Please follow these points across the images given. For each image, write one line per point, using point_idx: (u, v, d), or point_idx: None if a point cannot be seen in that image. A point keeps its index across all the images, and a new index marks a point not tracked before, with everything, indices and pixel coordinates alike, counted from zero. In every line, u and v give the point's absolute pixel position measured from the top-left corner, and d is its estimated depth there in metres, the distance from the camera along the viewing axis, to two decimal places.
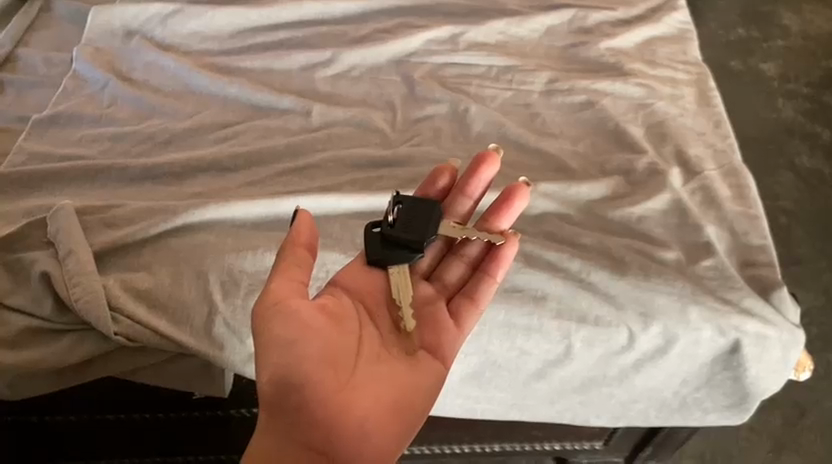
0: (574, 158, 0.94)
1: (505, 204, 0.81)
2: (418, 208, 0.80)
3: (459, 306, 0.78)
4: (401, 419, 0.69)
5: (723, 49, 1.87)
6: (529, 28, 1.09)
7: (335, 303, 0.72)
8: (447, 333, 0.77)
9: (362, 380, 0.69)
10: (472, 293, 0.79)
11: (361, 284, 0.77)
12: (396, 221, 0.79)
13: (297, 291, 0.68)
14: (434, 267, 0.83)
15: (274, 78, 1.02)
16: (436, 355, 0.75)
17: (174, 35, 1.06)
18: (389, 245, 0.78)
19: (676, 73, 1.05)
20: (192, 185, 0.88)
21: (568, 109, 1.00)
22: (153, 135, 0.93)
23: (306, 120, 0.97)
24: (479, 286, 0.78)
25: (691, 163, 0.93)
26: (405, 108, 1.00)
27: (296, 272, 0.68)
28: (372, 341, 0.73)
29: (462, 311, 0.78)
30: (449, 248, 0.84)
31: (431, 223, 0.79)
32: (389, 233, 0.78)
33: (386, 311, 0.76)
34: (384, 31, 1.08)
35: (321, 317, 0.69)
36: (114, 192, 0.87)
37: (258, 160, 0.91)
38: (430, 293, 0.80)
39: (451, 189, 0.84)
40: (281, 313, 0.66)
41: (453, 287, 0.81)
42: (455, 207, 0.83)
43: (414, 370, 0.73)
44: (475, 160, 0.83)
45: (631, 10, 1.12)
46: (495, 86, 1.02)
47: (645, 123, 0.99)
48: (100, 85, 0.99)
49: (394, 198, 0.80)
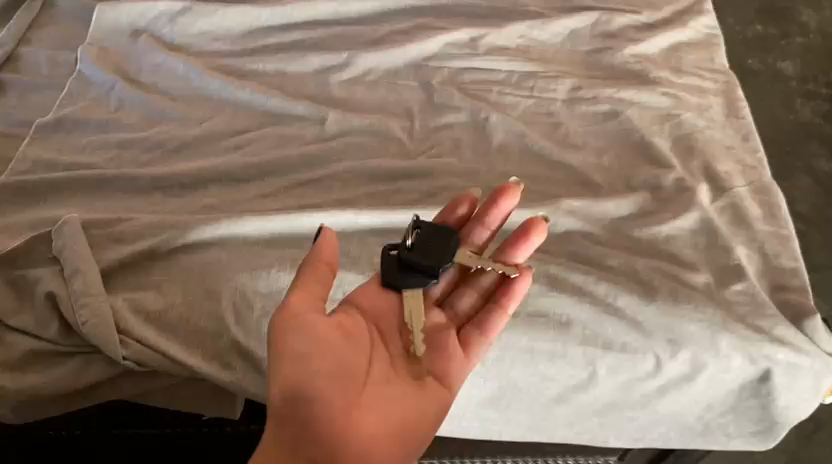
0: (598, 172, 0.91)
1: (523, 238, 0.77)
2: (438, 233, 0.77)
3: (469, 335, 0.76)
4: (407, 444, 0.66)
5: (741, 46, 1.83)
6: (552, 32, 1.05)
7: (349, 322, 0.69)
8: (456, 360, 0.74)
9: (370, 400, 0.65)
10: (483, 323, 0.76)
11: (374, 306, 0.74)
12: (414, 245, 0.76)
13: (315, 307, 0.65)
14: (446, 294, 0.81)
15: (288, 82, 0.98)
16: (445, 378, 0.72)
17: (184, 34, 1.02)
18: (406, 269, 0.76)
19: (703, 81, 1.01)
20: (204, 196, 0.85)
21: (592, 119, 0.97)
22: (163, 142, 0.89)
23: (321, 128, 0.93)
24: (490, 317, 0.76)
25: (721, 180, 0.90)
26: (423, 115, 0.96)
27: (316, 288, 0.66)
28: (381, 364, 0.69)
29: (473, 340, 0.75)
30: (463, 277, 0.81)
31: (450, 250, 0.76)
32: (406, 257, 0.75)
33: (396, 337, 0.73)
34: (400, 33, 1.04)
35: (336, 333, 0.66)
36: (122, 205, 0.83)
37: (272, 171, 0.87)
38: (440, 321, 0.78)
39: (470, 219, 0.81)
40: (299, 322, 0.63)
41: (464, 316, 0.79)
42: (472, 237, 0.80)
43: (422, 393, 0.69)
44: (495, 192, 0.80)
45: (657, 14, 1.08)
46: (516, 93, 0.99)
47: (672, 135, 0.95)
48: (107, 88, 0.95)
49: (414, 221, 0.77)
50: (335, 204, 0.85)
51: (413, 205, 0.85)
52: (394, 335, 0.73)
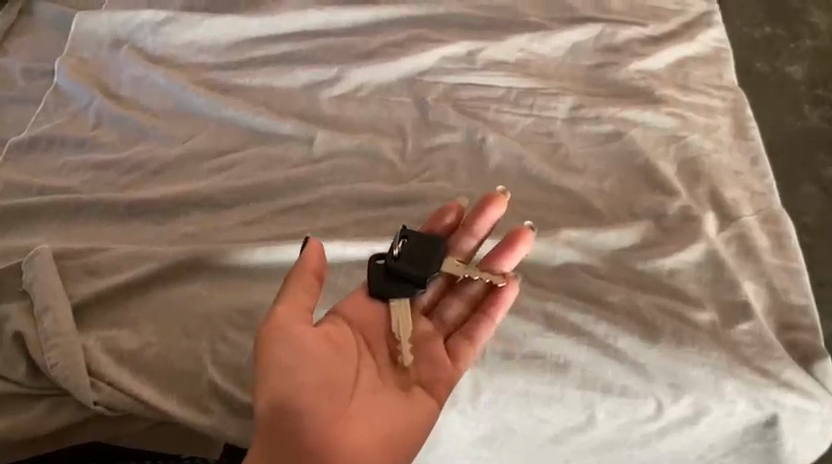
0: (599, 197, 0.87)
1: (509, 247, 0.75)
2: (425, 242, 0.74)
3: (457, 346, 0.72)
4: (396, 454, 0.64)
5: (749, 48, 1.73)
6: (553, 45, 1.00)
7: (338, 332, 0.68)
8: (444, 369, 0.71)
9: (358, 410, 0.64)
10: (471, 332, 0.73)
11: (363, 315, 0.71)
12: (401, 254, 0.73)
13: (300, 317, 0.64)
14: (432, 304, 0.77)
15: (275, 98, 0.94)
16: (435, 388, 0.69)
17: (167, 46, 0.97)
18: (392, 279, 0.72)
19: (711, 99, 0.97)
20: (184, 223, 0.81)
21: (594, 140, 0.92)
22: (142, 164, 0.85)
23: (310, 148, 0.89)
24: (478, 326, 0.73)
25: (728, 208, 0.85)
26: (417, 135, 0.91)
27: (301, 297, 0.65)
28: (371, 373, 0.68)
29: (460, 350, 0.72)
30: (450, 286, 0.77)
31: (438, 259, 0.73)
32: (393, 266, 0.72)
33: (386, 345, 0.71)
34: (394, 45, 0.99)
35: (322, 343, 0.65)
36: (98, 232, 0.79)
37: (257, 195, 0.83)
38: (428, 330, 0.74)
39: (457, 226, 0.77)
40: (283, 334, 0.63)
41: (452, 325, 0.75)
42: (459, 246, 0.77)
43: (412, 402, 0.67)
44: (483, 200, 0.77)
45: (663, 27, 1.03)
46: (514, 112, 0.94)
47: (678, 158, 0.90)
48: (85, 104, 0.90)
49: (401, 230, 0.74)
50: (322, 233, 0.81)
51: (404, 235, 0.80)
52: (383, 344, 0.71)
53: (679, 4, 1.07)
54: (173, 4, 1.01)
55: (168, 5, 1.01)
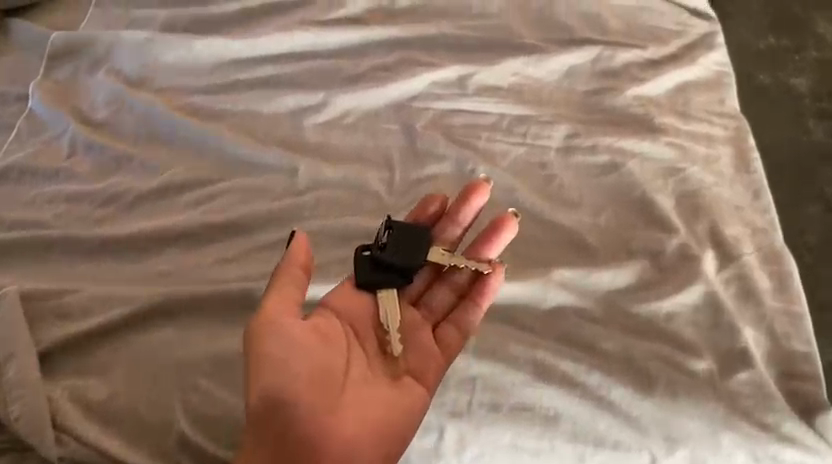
0: (594, 233, 0.83)
1: (493, 234, 0.77)
2: (410, 233, 0.77)
3: (445, 332, 0.74)
4: (387, 437, 0.65)
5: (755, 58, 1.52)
6: (548, 69, 0.96)
7: (327, 325, 0.70)
8: (432, 357, 0.72)
9: (348, 400, 0.66)
10: (459, 321, 0.74)
11: (352, 307, 0.74)
12: (387, 244, 0.75)
13: (289, 311, 0.67)
14: (420, 294, 0.78)
15: (258, 124, 0.90)
16: (426, 376, 0.70)
17: (146, 66, 0.93)
18: (379, 269, 0.75)
19: (712, 127, 0.93)
20: (159, 261, 0.77)
21: (589, 171, 0.88)
22: (117, 196, 0.82)
23: (293, 180, 0.85)
24: (465, 312, 0.74)
25: (728, 245, 0.82)
26: (404, 165, 0.88)
27: (290, 291, 0.68)
28: (359, 364, 0.70)
29: (449, 336, 0.73)
30: (437, 275, 0.79)
31: (422, 249, 0.76)
32: (380, 256, 0.74)
33: (374, 338, 0.73)
34: (383, 68, 0.95)
35: (311, 337, 0.68)
36: (69, 270, 0.76)
37: (236, 229, 0.80)
38: (415, 319, 0.76)
39: (442, 216, 0.80)
40: (272, 329, 0.65)
41: (439, 314, 0.76)
42: (444, 236, 0.79)
43: (403, 390, 0.69)
44: (466, 188, 0.80)
45: (663, 49, 0.99)
46: (507, 140, 0.91)
47: (676, 191, 0.86)
48: (60, 131, 0.87)
49: (386, 221, 0.76)
50: None
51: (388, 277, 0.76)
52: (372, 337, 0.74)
53: (680, 24, 1.03)
54: (155, 22, 0.97)
55: (149, 24, 0.97)
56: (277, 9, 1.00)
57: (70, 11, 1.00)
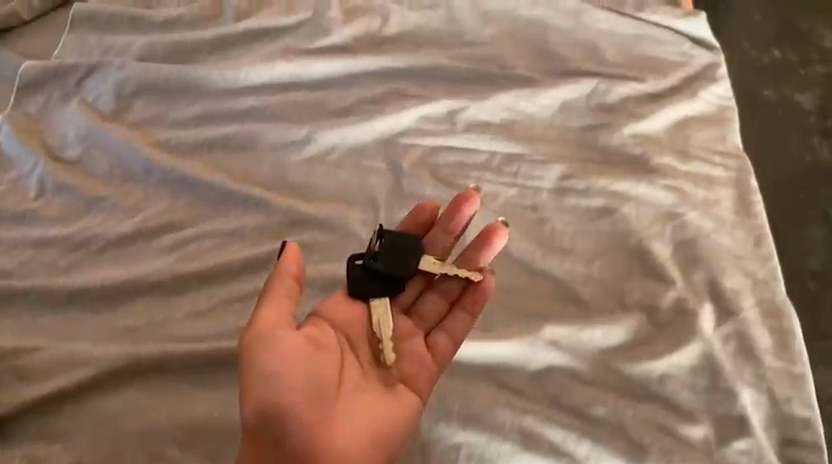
0: (587, 284, 0.79)
1: (484, 245, 0.75)
2: (402, 242, 0.74)
3: (438, 342, 0.70)
4: (381, 451, 0.63)
5: (750, 70, 1.28)
6: (542, 104, 0.92)
7: (319, 332, 0.66)
8: (427, 368, 0.69)
9: (344, 410, 0.63)
10: (454, 331, 0.71)
11: (345, 315, 0.69)
12: (379, 253, 0.72)
13: (283, 321, 0.62)
14: (410, 304, 0.74)
15: (236, 162, 0.86)
16: (419, 386, 0.68)
17: (120, 98, 0.89)
18: (371, 278, 0.71)
19: (712, 168, 0.89)
20: (128, 315, 0.73)
21: (583, 216, 0.84)
22: (87, 241, 0.78)
23: (271, 222, 0.81)
24: (458, 322, 0.72)
25: (726, 299, 0.78)
26: (390, 207, 0.84)
27: (284, 300, 0.63)
28: (354, 372, 0.66)
29: (444, 347, 0.70)
30: (427, 285, 0.75)
31: (415, 258, 0.73)
32: (373, 265, 0.71)
33: (369, 345, 0.68)
34: (369, 102, 0.92)
35: (306, 345, 0.63)
36: (33, 324, 0.72)
37: (210, 278, 0.76)
38: (408, 327, 0.71)
39: (432, 226, 0.77)
40: (267, 342, 0.60)
41: (431, 321, 0.72)
42: (435, 246, 0.76)
43: (399, 400, 0.66)
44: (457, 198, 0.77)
45: (664, 81, 0.95)
46: (497, 181, 0.86)
47: (674, 238, 0.83)
48: (28, 169, 0.83)
49: (377, 230, 0.73)
50: None
51: None
52: (366, 344, 0.69)
53: (680, 55, 0.98)
54: (131, 48, 0.93)
55: (125, 51, 0.93)
56: (259, 36, 0.95)
57: (44, 35, 0.95)
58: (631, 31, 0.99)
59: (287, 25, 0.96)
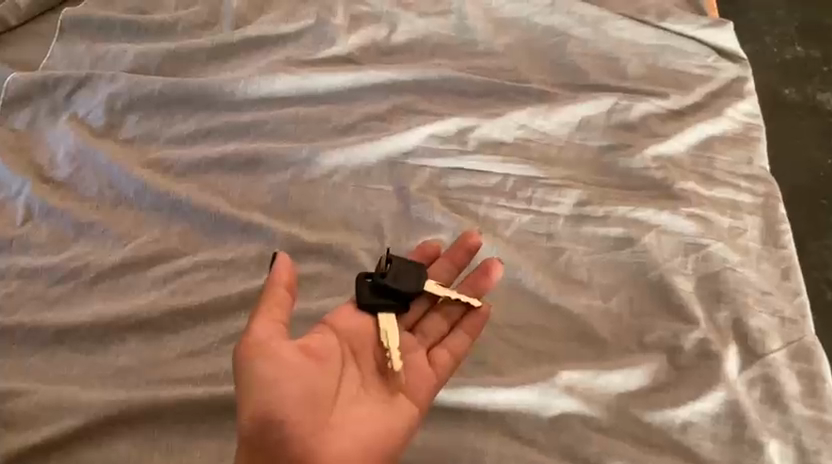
0: (604, 321, 0.75)
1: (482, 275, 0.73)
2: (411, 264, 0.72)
3: (440, 356, 0.67)
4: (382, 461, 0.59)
5: (775, 70, 1.32)
6: (559, 121, 0.87)
7: (317, 340, 0.63)
8: (429, 379, 0.66)
9: (342, 418, 0.60)
10: (454, 348, 0.69)
11: (349, 325, 0.67)
12: (389, 270, 0.70)
13: (277, 330, 0.60)
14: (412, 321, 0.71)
15: (234, 183, 0.81)
16: (421, 394, 0.64)
17: (112, 112, 0.84)
18: (380, 294, 0.69)
19: (738, 194, 0.84)
20: (117, 355, 0.69)
21: (601, 245, 0.79)
22: (76, 272, 0.73)
23: (270, 251, 0.76)
24: (460, 342, 0.69)
25: (753, 341, 0.74)
26: (396, 235, 0.79)
27: (277, 310, 0.61)
28: (353, 381, 0.63)
29: (445, 361, 0.67)
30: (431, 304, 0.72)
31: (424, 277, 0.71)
32: (381, 281, 0.69)
33: (372, 356, 0.66)
34: (375, 118, 0.86)
35: (302, 353, 0.61)
36: (18, 363, 0.68)
37: (206, 315, 0.72)
38: (409, 342, 0.68)
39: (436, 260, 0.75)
40: (260, 351, 0.58)
41: (432, 338, 0.70)
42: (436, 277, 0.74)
43: (399, 408, 0.63)
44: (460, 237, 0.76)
45: (687, 98, 0.90)
46: (511, 206, 0.82)
47: (697, 271, 0.78)
48: (14, 191, 0.78)
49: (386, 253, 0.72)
50: None
51: None
52: (367, 353, 0.66)
53: (704, 68, 0.93)
54: (124, 57, 0.87)
55: (117, 60, 0.87)
56: (259, 44, 0.90)
57: (31, 42, 0.90)
58: (652, 42, 0.94)
59: (289, 33, 0.91)
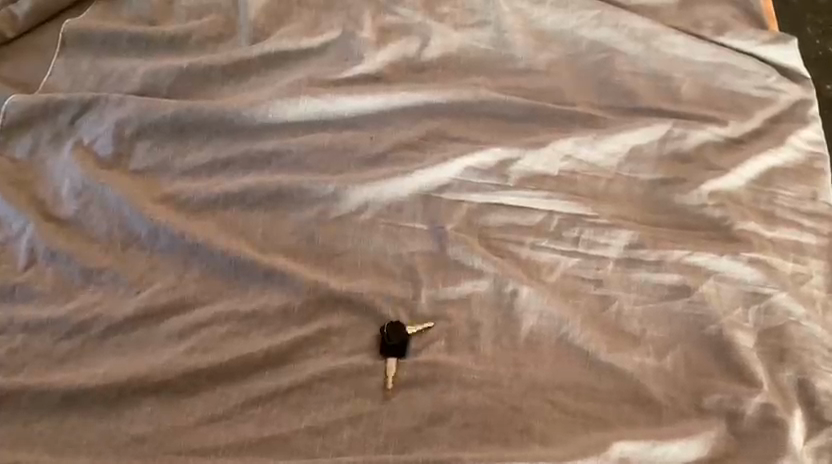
0: (659, 381, 0.69)
1: (515, 321, 0.71)
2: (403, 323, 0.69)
3: (475, 376, 0.67)
4: None
5: (825, 66, 1.23)
6: (606, 151, 0.80)
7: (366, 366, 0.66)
8: (455, 402, 0.66)
9: None
10: (494, 366, 0.68)
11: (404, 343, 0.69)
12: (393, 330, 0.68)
13: None
14: (452, 369, 0.68)
15: (255, 221, 0.75)
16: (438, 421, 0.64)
17: (121, 140, 0.78)
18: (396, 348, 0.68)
19: (801, 234, 0.77)
20: (132, 421, 0.63)
21: (654, 293, 0.73)
22: (85, 325, 0.67)
23: (296, 301, 0.70)
24: (499, 357, 0.69)
25: (819, 406, 0.68)
26: (432, 280, 0.73)
27: None
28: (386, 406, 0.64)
29: (480, 384, 0.67)
30: (470, 363, 0.68)
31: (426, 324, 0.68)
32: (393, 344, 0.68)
33: (421, 378, 0.67)
34: (407, 146, 0.80)
35: None
36: (24, 431, 0.62)
37: (227, 375, 0.66)
38: (446, 354, 0.69)
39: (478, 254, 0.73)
40: None
41: (472, 346, 0.70)
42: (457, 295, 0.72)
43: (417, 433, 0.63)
44: (499, 237, 0.76)
45: (745, 124, 0.83)
46: (555, 248, 0.75)
47: (758, 324, 0.72)
48: (16, 230, 0.72)
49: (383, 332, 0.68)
50: (306, 438, 0.64)
51: (402, 459, 0.62)
52: (415, 376, 0.67)
53: (764, 89, 0.86)
54: (132, 76, 0.81)
55: (124, 79, 0.81)
56: (280, 61, 0.83)
57: (32, 58, 0.83)
58: (707, 60, 0.87)
59: (312, 47, 0.84)
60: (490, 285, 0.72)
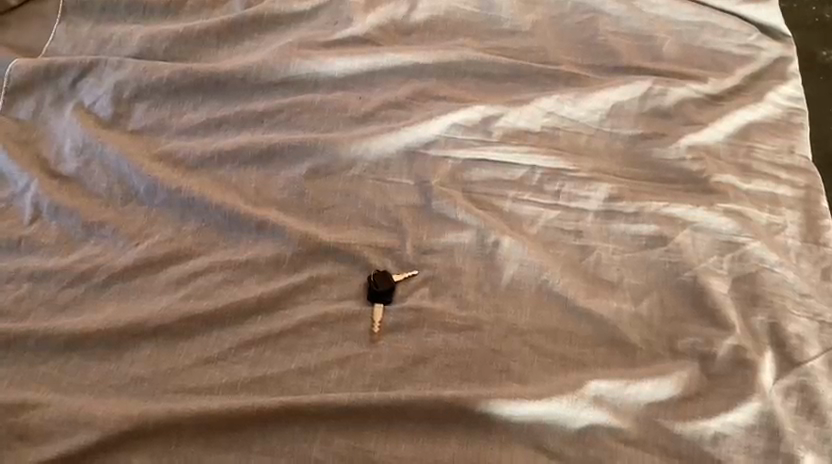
0: (635, 325, 0.71)
1: (496, 270, 0.74)
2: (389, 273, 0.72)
3: (457, 322, 0.70)
4: None
5: None
6: (589, 107, 0.83)
7: None
8: (438, 343, 0.69)
9: None
10: (476, 311, 0.71)
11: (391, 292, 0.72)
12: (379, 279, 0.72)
13: None
14: (435, 314, 0.71)
15: (248, 176, 0.78)
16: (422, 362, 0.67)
17: (121, 102, 0.81)
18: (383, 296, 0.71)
19: (777, 186, 0.79)
20: (131, 362, 0.67)
21: (632, 243, 0.76)
22: (86, 274, 0.71)
23: (286, 252, 0.73)
24: (481, 303, 0.72)
25: (789, 347, 0.69)
26: (417, 231, 0.76)
27: None
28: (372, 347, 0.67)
29: (462, 328, 0.70)
30: (453, 309, 0.71)
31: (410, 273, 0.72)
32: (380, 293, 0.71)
33: (405, 323, 0.70)
34: (394, 105, 0.83)
35: None
36: (29, 372, 0.66)
37: (221, 320, 0.69)
38: (430, 302, 0.72)
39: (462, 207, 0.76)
40: None
41: (455, 293, 0.72)
42: (442, 245, 0.75)
43: None
44: (484, 191, 0.79)
45: (725, 82, 0.85)
46: (536, 201, 0.78)
47: (732, 271, 0.74)
48: (21, 187, 0.75)
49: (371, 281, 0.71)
50: (296, 378, 0.67)
51: (386, 395, 0.65)
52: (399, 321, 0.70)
53: (745, 47, 0.89)
54: (130, 40, 0.84)
55: (122, 44, 0.84)
56: (272, 25, 0.87)
57: (33, 24, 0.87)
58: (689, 19, 0.90)
59: (303, 12, 0.88)
60: (473, 235, 0.75)
